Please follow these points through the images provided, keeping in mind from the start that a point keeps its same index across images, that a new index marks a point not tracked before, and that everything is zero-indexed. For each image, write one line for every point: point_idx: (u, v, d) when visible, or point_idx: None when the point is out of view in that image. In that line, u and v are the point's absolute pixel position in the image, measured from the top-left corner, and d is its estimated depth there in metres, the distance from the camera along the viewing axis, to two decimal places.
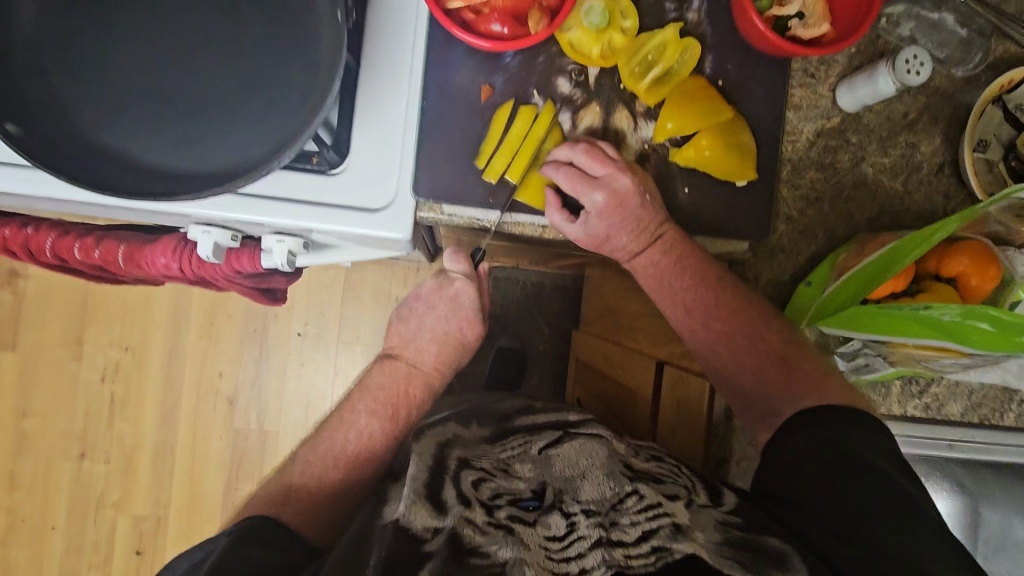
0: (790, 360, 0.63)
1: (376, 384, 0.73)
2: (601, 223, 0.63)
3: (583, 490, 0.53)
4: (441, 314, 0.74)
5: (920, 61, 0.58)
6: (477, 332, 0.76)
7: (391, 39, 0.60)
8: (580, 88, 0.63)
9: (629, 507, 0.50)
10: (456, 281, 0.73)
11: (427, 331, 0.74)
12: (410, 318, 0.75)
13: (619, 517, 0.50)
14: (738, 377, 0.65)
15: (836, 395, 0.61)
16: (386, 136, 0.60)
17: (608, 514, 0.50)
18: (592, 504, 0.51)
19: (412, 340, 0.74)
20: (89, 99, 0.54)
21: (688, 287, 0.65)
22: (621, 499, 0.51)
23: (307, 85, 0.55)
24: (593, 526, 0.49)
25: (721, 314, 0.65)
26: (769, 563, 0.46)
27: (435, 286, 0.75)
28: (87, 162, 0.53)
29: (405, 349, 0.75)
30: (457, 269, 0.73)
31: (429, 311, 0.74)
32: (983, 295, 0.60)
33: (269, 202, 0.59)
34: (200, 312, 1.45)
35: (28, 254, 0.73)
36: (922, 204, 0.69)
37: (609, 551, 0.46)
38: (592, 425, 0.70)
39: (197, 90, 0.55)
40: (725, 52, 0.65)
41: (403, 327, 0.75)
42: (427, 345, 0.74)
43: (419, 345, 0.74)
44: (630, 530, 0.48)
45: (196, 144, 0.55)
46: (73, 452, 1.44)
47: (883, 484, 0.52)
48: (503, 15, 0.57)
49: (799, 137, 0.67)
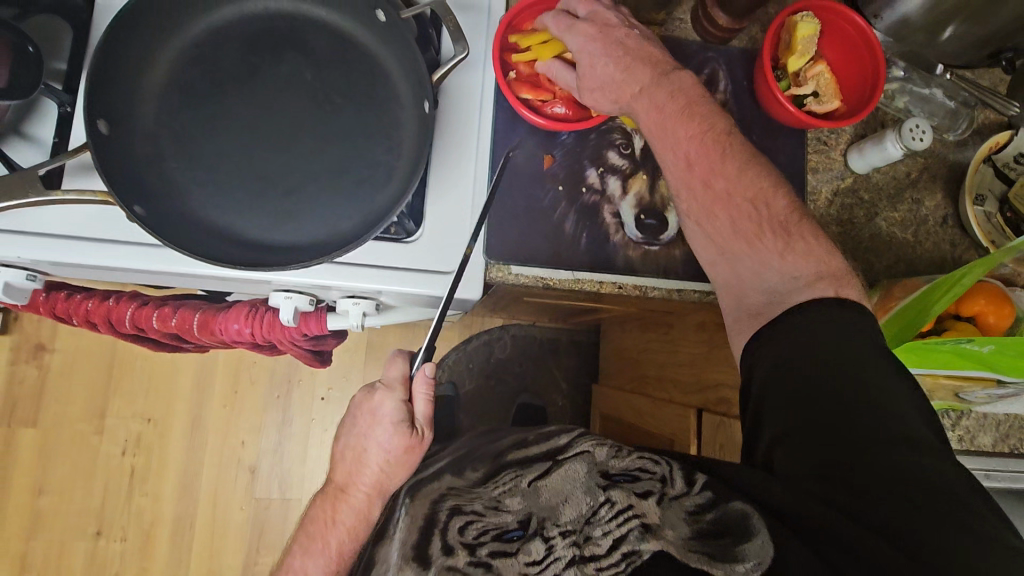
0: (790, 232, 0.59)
1: (313, 517, 0.74)
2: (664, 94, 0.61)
3: (563, 513, 0.55)
4: (364, 429, 0.73)
5: (922, 130, 0.67)
6: (407, 445, 0.73)
7: (460, 124, 0.68)
8: (628, 159, 0.70)
9: (602, 518, 0.54)
10: (376, 392, 0.74)
11: (357, 449, 0.74)
12: (348, 434, 0.75)
13: (593, 530, 0.53)
14: (748, 288, 0.59)
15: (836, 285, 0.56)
16: (457, 205, 0.67)
17: (583, 530, 0.53)
18: (570, 524, 0.54)
19: (349, 455, 0.74)
20: (198, 181, 0.59)
21: (693, 135, 0.59)
22: (594, 512, 0.54)
23: (392, 163, 0.62)
24: (568, 545, 0.52)
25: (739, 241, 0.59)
26: (736, 543, 0.50)
27: (362, 397, 0.75)
28: (192, 235, 0.58)
29: (337, 472, 0.75)
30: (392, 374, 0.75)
31: (355, 424, 0.75)
32: (999, 331, 0.67)
33: (354, 268, 0.64)
34: (225, 379, 1.46)
35: (109, 325, 0.75)
36: (933, 252, 0.76)
37: (581, 567, 0.49)
38: (583, 441, 0.69)
39: (295, 171, 0.61)
40: (750, 126, 0.74)
41: (337, 445, 0.76)
42: (359, 461, 0.73)
43: (350, 461, 0.74)
44: (603, 541, 0.51)
45: (292, 218, 0.61)
46: (89, 530, 1.40)
47: (890, 455, 0.49)
48: (565, 100, 0.65)
49: (819, 197, 0.75)
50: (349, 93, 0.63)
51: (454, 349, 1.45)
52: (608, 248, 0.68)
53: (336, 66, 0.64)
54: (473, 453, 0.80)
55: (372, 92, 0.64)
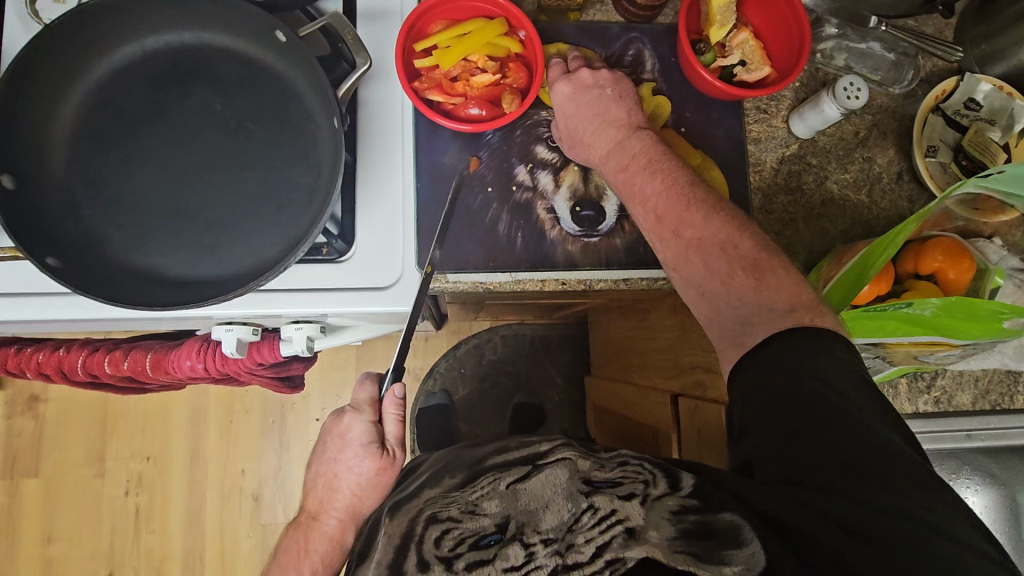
0: (762, 266, 0.55)
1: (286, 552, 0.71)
2: (567, 117, 0.65)
3: (544, 520, 0.53)
4: (333, 455, 0.71)
5: (857, 86, 0.65)
6: (377, 467, 0.70)
7: (383, 136, 0.67)
8: (557, 152, 0.70)
9: (583, 525, 0.51)
10: (345, 414, 0.72)
11: (325, 475, 0.71)
12: (317, 462, 0.72)
13: (575, 537, 0.50)
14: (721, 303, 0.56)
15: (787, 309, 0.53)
16: (388, 218, 0.65)
17: (565, 537, 0.50)
18: (552, 532, 0.51)
19: (319, 483, 0.71)
20: (117, 225, 0.59)
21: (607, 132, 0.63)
22: (576, 518, 0.52)
23: (312, 184, 0.61)
24: (550, 554, 0.49)
25: (694, 265, 0.57)
26: (725, 545, 0.47)
27: (331, 422, 0.73)
28: (114, 279, 0.58)
29: (311, 503, 0.72)
30: (362, 395, 0.73)
31: (324, 451, 0.72)
32: (963, 286, 0.64)
33: (287, 294, 0.63)
34: (219, 410, 1.47)
35: (62, 374, 0.76)
36: (889, 210, 0.74)
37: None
38: (562, 450, 0.66)
39: (215, 204, 0.60)
40: (682, 104, 0.72)
41: (309, 476, 0.73)
42: (331, 488, 0.70)
43: (321, 490, 0.71)
44: (585, 548, 0.49)
45: (216, 252, 0.60)
46: (101, 572, 1.42)
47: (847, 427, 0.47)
48: (479, 100, 0.62)
49: (763, 167, 0.73)
50: (261, 119, 0.62)
51: (444, 356, 1.42)
52: (545, 244, 0.68)
53: (245, 92, 0.62)
54: (453, 462, 0.75)
55: (285, 114, 0.62)
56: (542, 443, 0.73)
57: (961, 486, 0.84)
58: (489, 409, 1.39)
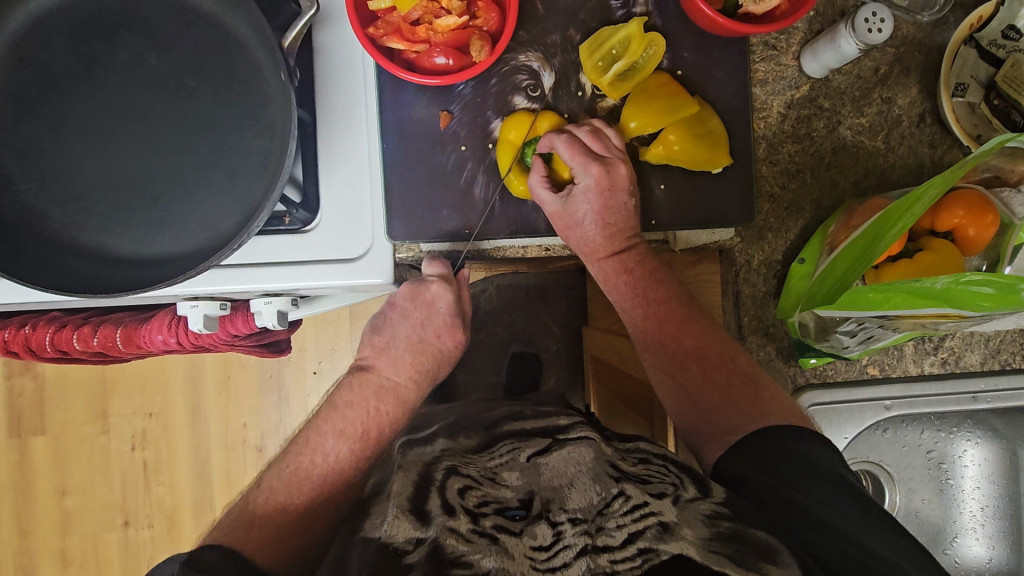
0: (719, 368, 0.65)
1: None
2: (573, 232, 0.64)
3: (570, 498, 0.51)
4: (417, 320, 0.69)
5: (880, 17, 0.57)
6: (456, 339, 0.71)
7: (341, 88, 0.59)
8: (538, 103, 0.63)
9: (615, 510, 0.48)
10: (432, 285, 0.66)
11: (401, 341, 0.70)
12: (386, 326, 0.70)
13: (605, 521, 0.47)
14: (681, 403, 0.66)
15: (744, 417, 0.62)
16: (353, 183, 0.60)
17: (595, 519, 0.48)
18: (579, 512, 0.49)
19: (387, 350, 0.70)
20: (55, 201, 0.54)
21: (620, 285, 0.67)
22: (607, 503, 0.49)
23: (266, 149, 0.55)
24: (579, 533, 0.46)
25: (670, 379, 0.66)
26: (761, 556, 0.45)
27: (409, 292, 0.68)
28: (57, 260, 0.53)
29: (379, 360, 0.70)
30: (433, 272, 0.67)
31: (403, 318, 0.69)
32: (984, 242, 0.59)
33: (249, 269, 0.59)
34: (215, 366, 1.46)
35: (31, 352, 0.72)
36: (907, 158, 0.67)
37: (594, 558, 0.44)
38: (579, 429, 0.65)
39: (161, 174, 0.55)
40: (680, 42, 0.64)
41: (377, 335, 0.70)
42: (403, 356, 0.70)
43: (395, 354, 0.70)
44: (617, 533, 0.46)
45: (168, 226, 0.55)
46: (117, 521, 1.47)
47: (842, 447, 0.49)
48: (446, 49, 0.55)
49: (770, 112, 0.66)
50: (202, 74, 0.55)
51: None
52: (526, 209, 0.65)
53: (181, 43, 0.55)
54: (468, 420, 0.73)
55: (229, 69, 0.55)
56: (558, 418, 0.71)
57: (960, 440, 0.84)
58: (485, 361, 1.38)
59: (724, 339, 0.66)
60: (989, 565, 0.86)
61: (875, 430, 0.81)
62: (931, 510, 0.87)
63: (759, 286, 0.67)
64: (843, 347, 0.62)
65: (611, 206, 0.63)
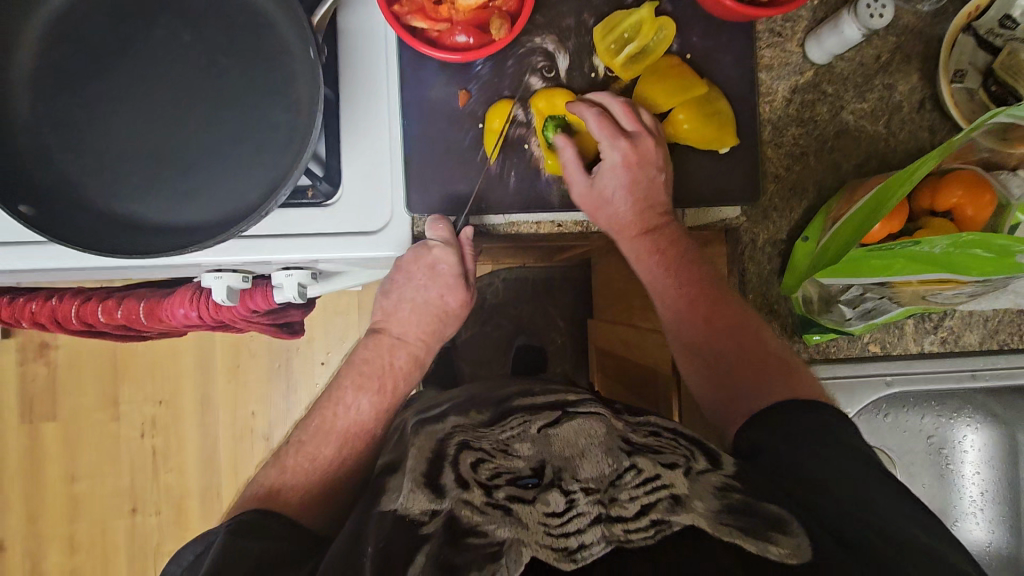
0: (746, 346, 0.65)
1: None
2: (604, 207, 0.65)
3: (582, 468, 0.50)
4: (422, 283, 0.66)
5: (882, 3, 0.59)
6: (462, 298, 0.70)
7: (364, 67, 0.62)
8: (552, 84, 0.66)
9: (627, 482, 0.49)
10: (436, 249, 0.64)
11: (407, 301, 0.67)
12: (392, 288, 0.67)
13: (618, 492, 0.48)
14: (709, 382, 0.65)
15: (776, 392, 0.62)
16: (374, 159, 0.62)
17: (608, 490, 0.48)
18: (591, 482, 0.49)
19: (395, 311, 0.68)
20: (91, 170, 0.56)
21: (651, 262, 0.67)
22: (619, 474, 0.49)
23: (292, 123, 0.57)
24: (592, 502, 0.47)
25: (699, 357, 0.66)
26: (767, 527, 0.47)
27: (413, 254, 0.65)
28: (91, 227, 0.56)
29: (389, 323, 0.69)
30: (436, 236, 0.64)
31: (409, 280, 0.66)
32: (982, 222, 0.61)
33: (273, 240, 0.61)
34: (225, 355, 1.48)
35: (56, 325, 0.75)
36: (908, 142, 0.69)
37: (608, 528, 0.45)
38: (589, 406, 0.65)
39: (192, 146, 0.57)
40: (689, 27, 0.66)
41: (385, 298, 0.68)
42: (412, 316, 0.68)
43: (402, 317, 0.68)
44: (630, 505, 0.47)
45: (198, 196, 0.58)
46: (126, 508, 1.49)
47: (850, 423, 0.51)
48: (467, 27, 0.58)
49: (775, 97, 0.68)
50: (233, 51, 0.58)
51: None
52: (540, 185, 0.67)
53: (214, 22, 0.58)
54: (476, 400, 0.75)
55: (259, 46, 0.58)
56: (567, 395, 0.73)
57: (960, 424, 0.85)
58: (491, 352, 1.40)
59: (752, 317, 0.66)
60: (989, 548, 0.88)
61: (877, 412, 0.82)
62: (930, 496, 0.87)
63: (764, 264, 0.69)
64: (846, 321, 0.65)
65: (641, 183, 0.65)
